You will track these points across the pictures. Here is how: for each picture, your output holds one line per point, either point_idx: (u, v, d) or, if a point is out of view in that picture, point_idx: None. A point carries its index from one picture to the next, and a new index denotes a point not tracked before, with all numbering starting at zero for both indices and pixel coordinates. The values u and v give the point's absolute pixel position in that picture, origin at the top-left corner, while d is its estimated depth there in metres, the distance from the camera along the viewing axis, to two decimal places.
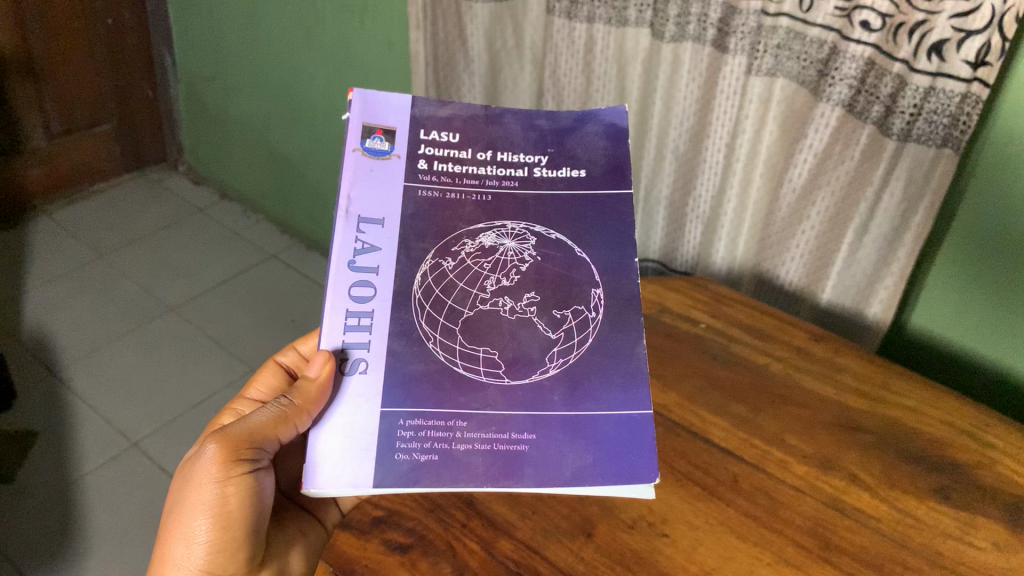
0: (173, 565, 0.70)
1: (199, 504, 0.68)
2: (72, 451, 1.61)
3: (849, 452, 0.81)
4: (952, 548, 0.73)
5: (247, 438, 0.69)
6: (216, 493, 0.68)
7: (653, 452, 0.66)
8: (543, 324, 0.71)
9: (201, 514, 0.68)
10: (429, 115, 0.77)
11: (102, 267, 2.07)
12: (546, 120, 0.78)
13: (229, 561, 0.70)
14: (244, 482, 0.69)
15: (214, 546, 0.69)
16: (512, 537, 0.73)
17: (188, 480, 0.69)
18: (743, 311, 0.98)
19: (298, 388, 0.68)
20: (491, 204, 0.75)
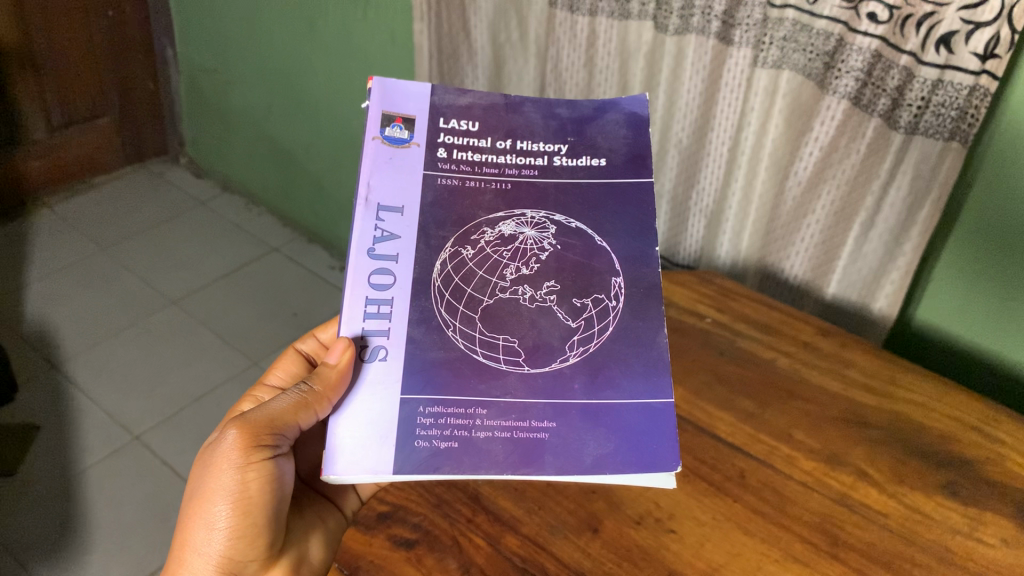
0: (193, 552, 0.69)
1: (220, 490, 0.67)
2: (74, 446, 1.60)
3: (857, 448, 0.80)
4: (961, 544, 0.72)
5: (268, 424, 0.69)
6: (238, 478, 0.67)
7: (674, 441, 0.65)
8: (563, 313, 0.71)
9: (222, 500, 0.68)
10: (449, 103, 0.76)
11: (104, 261, 2.07)
12: (566, 109, 0.78)
13: (250, 547, 0.69)
14: (264, 468, 0.68)
15: (235, 532, 0.68)
16: (518, 532, 0.72)
17: (208, 466, 0.68)
18: (749, 305, 0.97)
19: (320, 373, 0.67)
20: (511, 192, 0.74)
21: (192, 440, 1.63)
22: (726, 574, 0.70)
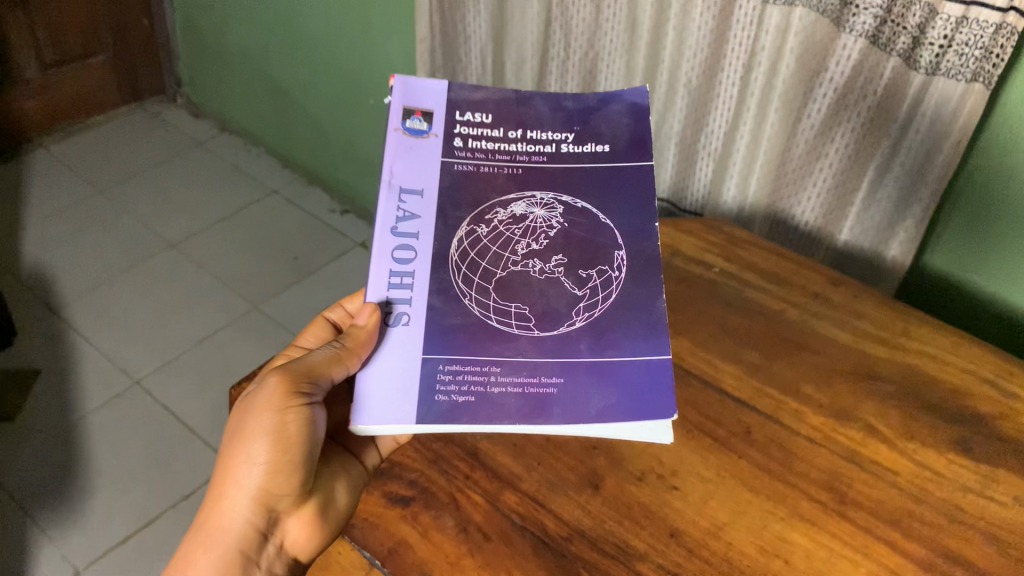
0: (229, 490, 0.67)
1: (260, 433, 0.65)
2: (74, 390, 1.59)
3: (866, 403, 0.78)
4: (972, 502, 0.70)
5: (306, 370, 0.66)
6: (279, 422, 0.65)
7: (672, 391, 0.63)
8: (570, 282, 0.68)
9: (261, 443, 0.65)
10: (464, 96, 0.74)
11: (101, 203, 2.04)
12: (572, 101, 0.75)
13: (287, 484, 0.67)
14: (302, 413, 0.66)
15: (274, 469, 0.66)
16: (516, 489, 0.71)
17: (248, 411, 0.66)
18: (758, 254, 0.94)
19: (352, 330, 0.65)
20: (521, 177, 0.72)
21: (193, 385, 1.62)
22: (729, 532, 0.68)
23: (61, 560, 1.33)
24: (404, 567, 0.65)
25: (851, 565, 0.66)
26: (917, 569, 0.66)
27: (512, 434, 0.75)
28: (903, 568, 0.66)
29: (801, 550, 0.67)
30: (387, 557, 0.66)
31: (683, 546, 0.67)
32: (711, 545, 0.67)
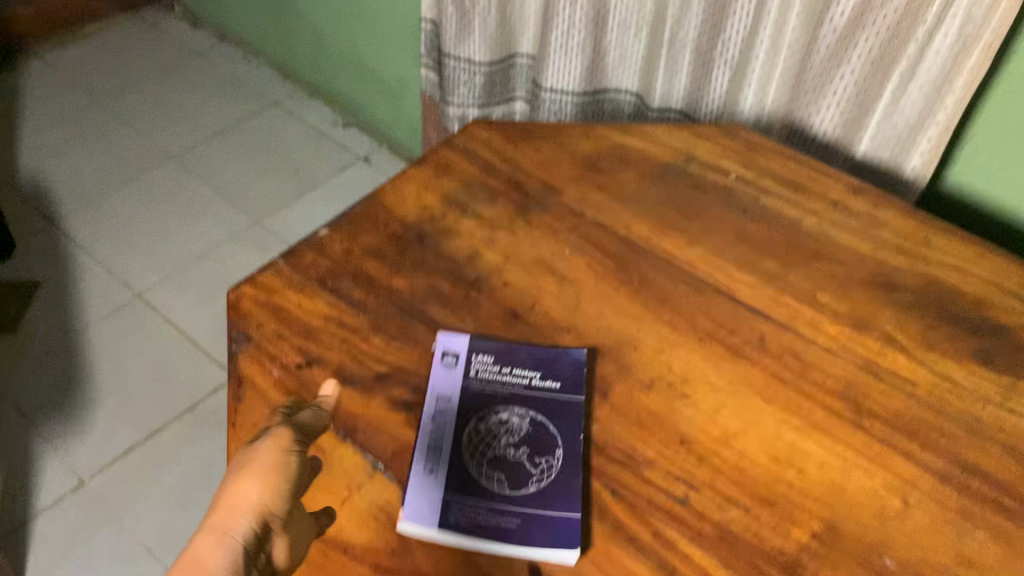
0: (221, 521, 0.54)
1: (255, 464, 0.56)
2: (76, 302, 1.58)
3: (885, 313, 0.76)
4: (991, 414, 0.69)
5: (295, 423, 0.60)
6: (279, 454, 0.57)
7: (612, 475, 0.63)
8: (552, 395, 0.69)
9: (257, 472, 0.55)
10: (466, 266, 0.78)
11: (99, 114, 1.99)
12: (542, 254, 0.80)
13: (284, 494, 0.55)
14: (294, 446, 0.58)
15: (269, 483, 0.55)
16: (522, 392, 0.69)
17: (240, 462, 0.56)
18: (776, 161, 0.91)
19: (323, 400, 0.64)
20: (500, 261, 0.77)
21: (195, 298, 1.60)
22: (742, 440, 0.66)
23: (66, 469, 1.33)
24: (407, 471, 0.63)
25: (865, 476, 0.65)
26: (933, 481, 0.65)
27: (520, 341, 0.73)
28: (919, 478, 0.65)
29: (815, 459, 0.66)
30: (390, 461, 0.64)
31: (693, 454, 0.65)
32: (722, 453, 0.65)
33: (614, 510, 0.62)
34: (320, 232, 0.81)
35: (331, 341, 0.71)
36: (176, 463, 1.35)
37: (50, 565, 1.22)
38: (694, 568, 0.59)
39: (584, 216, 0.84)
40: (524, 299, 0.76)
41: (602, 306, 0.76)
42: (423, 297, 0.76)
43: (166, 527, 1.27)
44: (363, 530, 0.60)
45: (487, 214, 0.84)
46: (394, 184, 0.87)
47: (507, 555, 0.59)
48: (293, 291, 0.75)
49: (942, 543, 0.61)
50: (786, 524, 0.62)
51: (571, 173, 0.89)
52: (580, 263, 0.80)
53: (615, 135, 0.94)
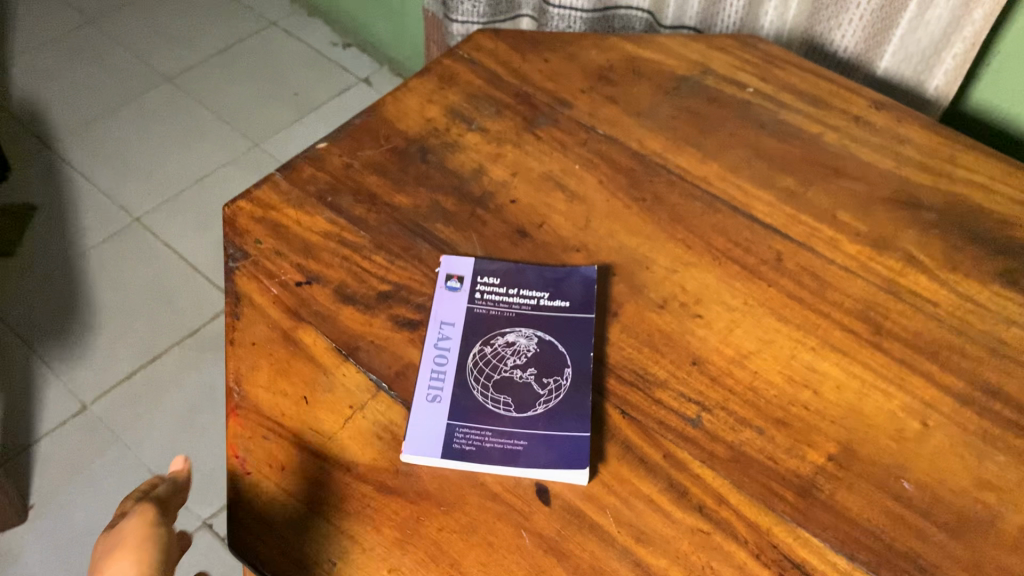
0: None
1: (121, 543, 0.45)
2: (74, 226, 1.55)
3: (907, 232, 0.73)
4: (1016, 336, 0.67)
5: (152, 496, 0.50)
6: (146, 526, 0.46)
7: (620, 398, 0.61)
8: (559, 316, 0.66)
9: (127, 547, 0.44)
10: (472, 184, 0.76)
11: (92, 34, 1.93)
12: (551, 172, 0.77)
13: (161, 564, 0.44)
14: (156, 513, 0.47)
15: (140, 554, 0.44)
16: (529, 313, 0.67)
17: (97, 553, 0.45)
18: (796, 75, 0.87)
19: (174, 476, 0.53)
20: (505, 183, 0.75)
21: (194, 223, 1.57)
22: (757, 361, 0.64)
23: (68, 394, 1.32)
24: (412, 392, 0.61)
25: (884, 397, 0.63)
26: (954, 403, 0.63)
27: (528, 259, 0.70)
28: (939, 401, 0.63)
29: (832, 380, 0.63)
30: (394, 381, 0.62)
31: (705, 375, 0.63)
32: (736, 374, 0.63)
33: (624, 431, 0.60)
34: (319, 147, 0.78)
35: (331, 259, 0.69)
36: (178, 388, 1.33)
37: (54, 489, 1.21)
38: (706, 490, 0.57)
39: (595, 130, 0.81)
40: (532, 216, 0.74)
41: (613, 223, 0.73)
42: (427, 213, 0.73)
43: (168, 451, 1.26)
44: (366, 449, 0.58)
45: (493, 127, 0.81)
46: (396, 96, 0.84)
47: (515, 476, 0.57)
48: (291, 207, 0.73)
49: (961, 466, 0.59)
50: (801, 446, 0.60)
51: (581, 85, 0.85)
52: (590, 179, 0.77)
53: (628, 47, 0.90)
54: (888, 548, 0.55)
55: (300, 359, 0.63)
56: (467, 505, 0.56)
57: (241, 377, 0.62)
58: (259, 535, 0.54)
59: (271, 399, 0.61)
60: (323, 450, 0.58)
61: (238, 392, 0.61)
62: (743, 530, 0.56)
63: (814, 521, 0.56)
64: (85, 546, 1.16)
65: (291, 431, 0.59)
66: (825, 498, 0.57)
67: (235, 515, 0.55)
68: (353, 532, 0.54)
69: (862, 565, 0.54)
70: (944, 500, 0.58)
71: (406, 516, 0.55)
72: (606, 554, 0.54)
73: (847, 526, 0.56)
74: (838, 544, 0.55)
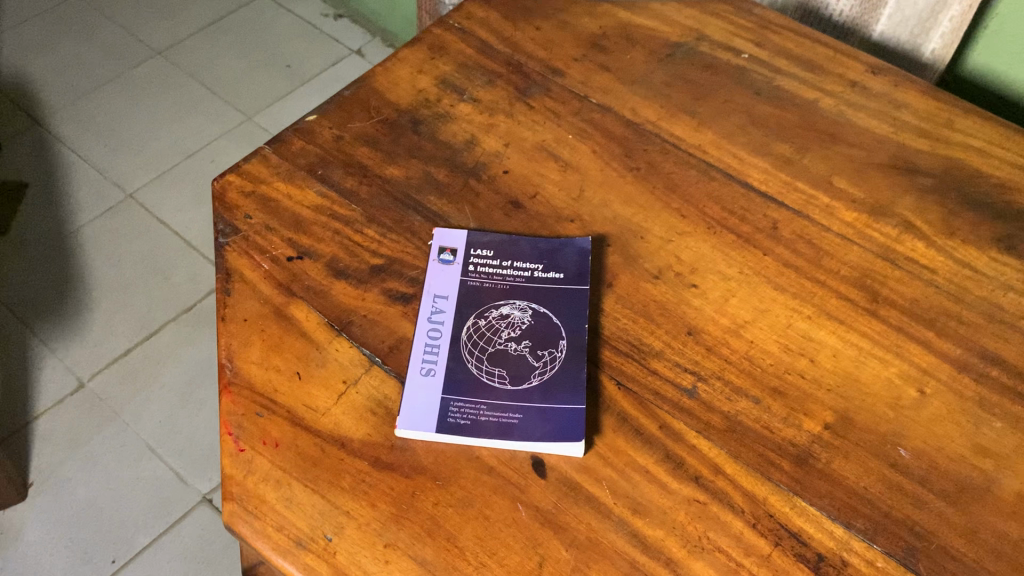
0: None
1: None
2: (66, 202, 1.53)
3: (905, 198, 0.73)
4: (1013, 301, 0.66)
5: None
6: None
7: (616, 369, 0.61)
8: (554, 287, 0.66)
9: None
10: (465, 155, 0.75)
11: (79, 7, 1.91)
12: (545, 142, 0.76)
13: None
14: None
15: None
16: (524, 285, 0.66)
17: None
18: (791, 40, 0.86)
19: None
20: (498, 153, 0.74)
21: (188, 198, 1.55)
22: (754, 330, 0.64)
23: (65, 371, 1.31)
24: (405, 366, 0.61)
25: (881, 365, 0.62)
26: (951, 369, 0.62)
27: (522, 230, 0.70)
28: (936, 367, 0.63)
29: (828, 348, 0.63)
30: (388, 355, 0.61)
31: (701, 345, 0.63)
32: (731, 344, 0.63)
33: (620, 402, 0.59)
34: (308, 119, 0.77)
35: (323, 234, 0.68)
36: (176, 364, 1.33)
37: (54, 465, 1.21)
38: (702, 460, 0.57)
39: (588, 99, 0.80)
40: (525, 186, 0.73)
41: (607, 193, 0.73)
42: (419, 185, 0.72)
43: (168, 427, 1.26)
44: (361, 424, 0.58)
45: (484, 97, 0.80)
46: (386, 66, 0.82)
47: (510, 450, 0.57)
48: (280, 181, 0.72)
49: (957, 432, 0.59)
50: (797, 415, 0.59)
51: (574, 53, 0.84)
52: (584, 148, 0.76)
53: (621, 13, 0.89)
54: (885, 516, 0.55)
55: (292, 334, 0.62)
56: (463, 479, 0.55)
57: (233, 352, 0.61)
58: (254, 511, 0.54)
59: (264, 376, 0.60)
60: (316, 426, 0.58)
61: (230, 368, 0.61)
62: (740, 499, 0.55)
63: (811, 489, 0.56)
64: (87, 522, 1.16)
65: (284, 408, 0.59)
66: (821, 466, 0.57)
67: (229, 493, 0.55)
68: (349, 508, 0.54)
69: (859, 533, 0.54)
70: (941, 467, 0.58)
71: (401, 492, 0.55)
72: (602, 526, 0.54)
73: (845, 494, 0.56)
74: (835, 512, 0.55)
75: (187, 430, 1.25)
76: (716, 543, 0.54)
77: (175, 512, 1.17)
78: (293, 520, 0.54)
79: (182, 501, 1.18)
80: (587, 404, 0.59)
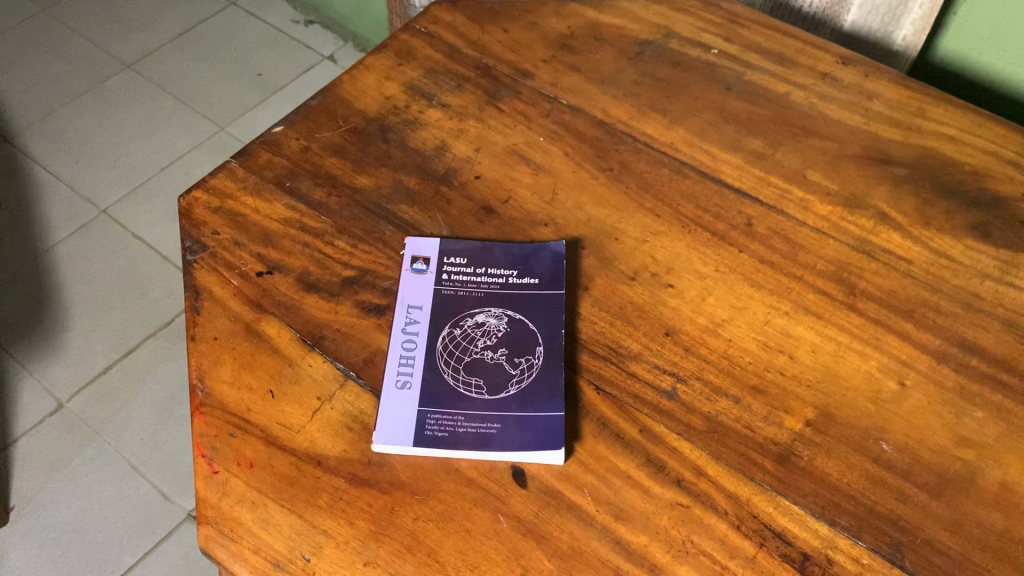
0: None
1: None
2: (38, 220, 1.51)
3: (879, 189, 0.72)
4: (990, 289, 0.66)
5: None
6: None
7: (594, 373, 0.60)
8: (529, 293, 0.65)
9: None
10: (435, 162, 0.74)
11: (46, 22, 1.88)
12: (516, 146, 0.75)
13: None
14: None
15: None
16: (499, 292, 0.65)
17: None
18: (761, 34, 0.86)
19: None
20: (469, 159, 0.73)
21: (162, 210, 1.53)
22: (731, 329, 0.63)
23: (43, 392, 1.29)
24: (381, 380, 0.60)
25: (860, 358, 0.62)
26: (931, 360, 0.62)
27: (495, 236, 0.69)
28: (915, 359, 0.62)
29: (807, 344, 0.63)
30: (362, 369, 0.60)
31: (679, 346, 0.62)
32: (709, 344, 0.62)
33: (599, 407, 0.59)
34: (274, 131, 0.76)
35: (293, 247, 0.67)
36: (155, 381, 1.31)
37: (35, 488, 1.19)
38: (684, 462, 0.56)
39: (558, 101, 0.79)
40: (497, 191, 0.72)
41: (580, 195, 0.72)
42: (389, 194, 0.71)
43: (149, 444, 1.24)
44: (337, 441, 0.57)
45: (453, 102, 0.79)
46: (353, 74, 0.81)
47: (490, 461, 0.56)
48: (248, 195, 0.71)
49: (939, 424, 0.59)
50: (778, 413, 0.59)
51: (543, 54, 0.83)
52: (556, 150, 0.75)
53: (589, 12, 0.88)
54: (868, 512, 0.54)
55: (264, 351, 0.61)
56: (442, 492, 0.55)
57: (204, 372, 0.60)
58: (230, 534, 0.53)
59: (236, 395, 0.59)
60: (291, 445, 0.57)
61: (202, 389, 0.60)
62: (723, 501, 0.55)
63: (794, 488, 0.55)
64: (70, 545, 1.14)
65: (258, 427, 0.58)
66: (804, 464, 0.56)
67: (204, 516, 0.54)
68: (326, 527, 0.53)
69: (843, 530, 0.54)
70: (924, 460, 0.57)
71: (380, 508, 0.54)
72: (585, 534, 0.53)
73: (828, 492, 0.55)
74: (819, 510, 0.54)
75: (169, 447, 1.24)
76: (700, 547, 0.53)
77: (160, 530, 1.16)
78: (270, 541, 0.53)
79: (167, 518, 1.17)
80: (563, 411, 0.58)
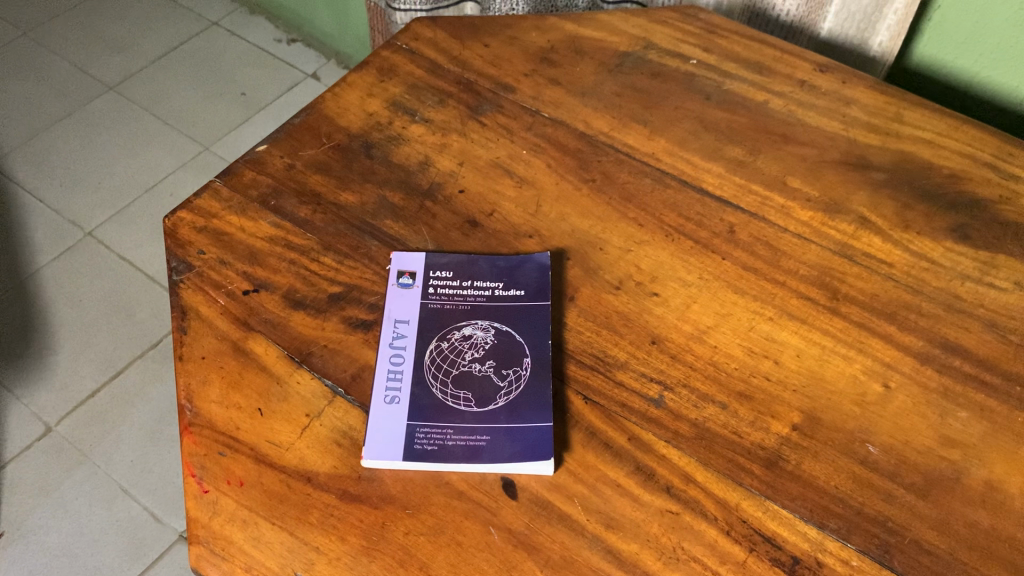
0: None
1: None
2: (24, 244, 1.50)
3: (859, 194, 0.73)
4: (970, 290, 0.67)
5: None
6: None
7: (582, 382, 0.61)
8: (514, 303, 0.65)
9: None
10: (419, 179, 0.74)
11: (28, 45, 1.88)
12: (496, 160, 0.76)
13: None
14: None
15: None
16: (485, 304, 0.66)
17: None
18: (738, 43, 0.87)
19: None
20: None
21: (148, 232, 1.53)
22: (716, 335, 0.64)
23: (31, 417, 1.28)
24: (369, 395, 0.60)
25: (845, 362, 0.63)
26: (914, 362, 0.63)
27: (480, 249, 0.69)
28: (899, 362, 0.63)
29: (791, 349, 0.63)
30: (350, 385, 0.61)
31: (665, 354, 0.63)
32: (695, 351, 0.63)
33: (588, 416, 0.59)
34: (258, 149, 0.76)
35: (279, 264, 0.68)
36: (144, 403, 1.30)
37: (24, 513, 1.18)
38: (672, 470, 0.57)
39: (539, 114, 0.80)
40: (481, 205, 0.72)
41: (563, 207, 0.72)
42: (374, 210, 0.72)
43: (139, 466, 1.23)
44: (326, 457, 0.57)
45: (436, 117, 0.79)
46: (335, 92, 0.82)
47: (479, 473, 0.56)
48: (232, 214, 0.71)
49: (924, 425, 0.60)
50: (765, 418, 0.59)
51: (524, 68, 0.84)
52: (538, 162, 0.76)
53: (568, 27, 0.89)
54: (856, 514, 0.55)
55: (251, 370, 0.61)
56: (434, 506, 0.55)
57: (192, 392, 0.60)
58: (222, 553, 0.53)
59: (225, 414, 0.59)
60: (281, 462, 0.57)
61: (190, 409, 0.60)
62: (713, 507, 0.55)
63: (783, 492, 0.56)
64: (60, 569, 1.13)
65: (247, 445, 0.58)
66: (791, 468, 0.57)
67: (195, 536, 0.54)
68: (317, 544, 0.53)
69: (833, 533, 0.54)
70: (910, 461, 0.58)
71: (370, 524, 0.54)
72: (575, 543, 0.53)
73: (816, 495, 0.56)
74: (807, 513, 0.55)
75: (159, 469, 1.23)
76: (691, 553, 0.53)
77: (151, 552, 1.15)
78: (261, 559, 0.53)
79: (158, 540, 1.16)
80: (548, 420, 0.59)
